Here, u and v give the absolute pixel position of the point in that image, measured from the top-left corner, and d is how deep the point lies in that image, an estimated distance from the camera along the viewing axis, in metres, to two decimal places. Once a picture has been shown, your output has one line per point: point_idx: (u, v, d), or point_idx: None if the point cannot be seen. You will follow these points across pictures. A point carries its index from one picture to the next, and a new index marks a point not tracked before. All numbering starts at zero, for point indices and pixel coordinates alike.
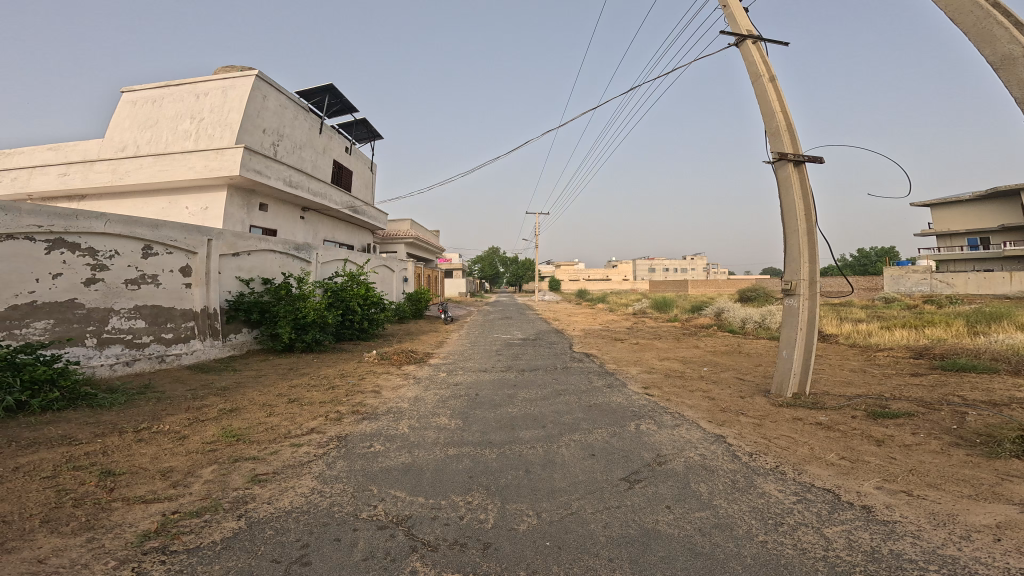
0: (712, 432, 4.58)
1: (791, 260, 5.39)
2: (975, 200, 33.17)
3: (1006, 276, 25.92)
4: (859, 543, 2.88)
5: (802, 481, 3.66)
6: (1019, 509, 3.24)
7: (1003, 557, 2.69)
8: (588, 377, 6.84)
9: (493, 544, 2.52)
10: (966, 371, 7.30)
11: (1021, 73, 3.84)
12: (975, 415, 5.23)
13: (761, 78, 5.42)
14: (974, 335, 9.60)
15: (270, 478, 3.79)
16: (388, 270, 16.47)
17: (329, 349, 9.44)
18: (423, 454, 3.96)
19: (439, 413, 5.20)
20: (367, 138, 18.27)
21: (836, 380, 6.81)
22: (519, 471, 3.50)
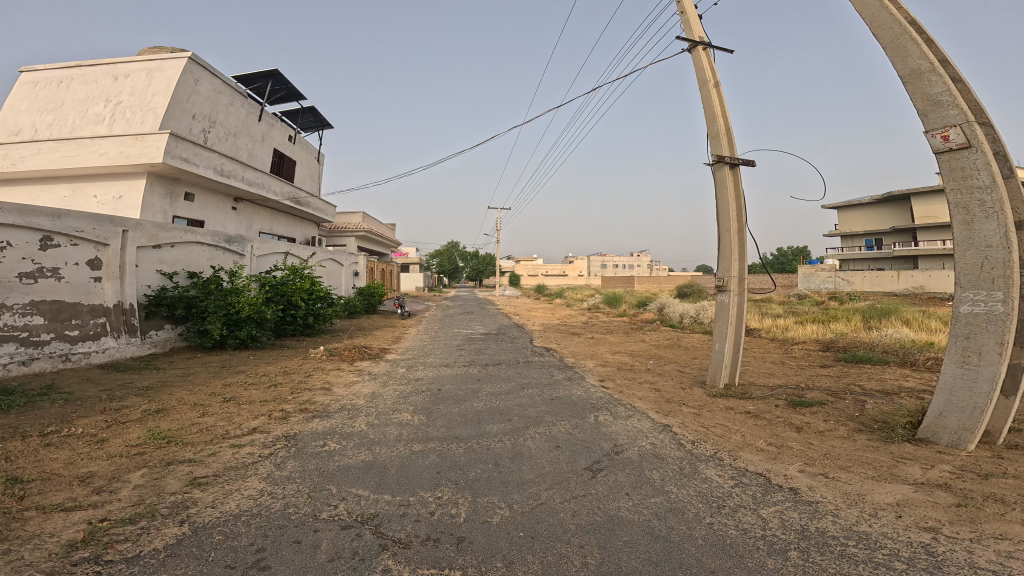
0: (661, 422, 4.81)
1: (725, 259, 5.70)
2: (873, 204, 35.98)
3: (895, 275, 28.36)
4: (790, 522, 3.13)
5: (737, 467, 3.92)
6: (914, 487, 3.62)
7: (907, 533, 3.00)
8: (549, 370, 6.97)
9: (467, 538, 2.61)
10: (863, 362, 7.99)
11: (926, 88, 4.37)
12: (873, 402, 5.76)
13: (706, 84, 5.70)
14: (870, 328, 10.53)
15: (211, 481, 3.67)
16: (336, 265, 16.08)
17: (269, 345, 9.11)
18: (385, 450, 4.00)
19: (401, 408, 5.18)
20: (315, 127, 17.59)
21: (761, 371, 7.29)
22: (488, 465, 3.57)
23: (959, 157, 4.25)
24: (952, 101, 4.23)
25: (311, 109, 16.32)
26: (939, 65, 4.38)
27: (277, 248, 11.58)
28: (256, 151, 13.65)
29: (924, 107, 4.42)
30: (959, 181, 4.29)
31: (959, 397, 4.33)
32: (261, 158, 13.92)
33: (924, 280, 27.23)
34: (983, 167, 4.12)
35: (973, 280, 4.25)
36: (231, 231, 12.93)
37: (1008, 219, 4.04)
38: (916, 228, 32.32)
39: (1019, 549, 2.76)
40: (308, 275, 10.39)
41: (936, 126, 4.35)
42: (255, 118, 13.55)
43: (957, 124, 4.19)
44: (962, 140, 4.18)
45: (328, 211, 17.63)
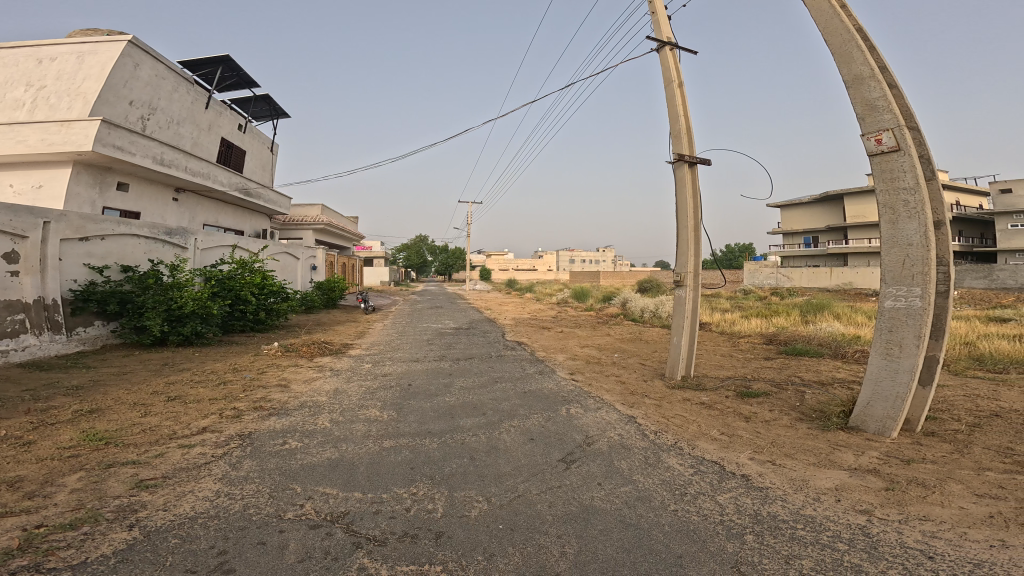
0: (626, 413, 4.94)
1: (682, 255, 5.86)
2: (810, 203, 37.62)
3: (828, 271, 29.80)
4: (744, 507, 3.26)
5: (695, 455, 4.07)
6: (850, 472, 3.83)
7: (845, 515, 3.17)
8: (521, 364, 7.01)
9: (446, 533, 2.83)
10: (803, 355, 8.38)
11: (866, 93, 4.61)
12: (812, 392, 6.07)
13: (669, 84, 5.84)
14: (807, 322, 11.07)
15: (159, 483, 3.49)
16: (291, 259, 15.69)
17: (215, 342, 8.78)
18: (351, 448, 4.04)
19: (367, 405, 5.11)
20: (267, 116, 17.02)
21: (712, 363, 7.57)
22: (464, 459, 3.82)
23: (889, 160, 4.51)
24: (887, 106, 4.48)
25: (264, 97, 15.74)
26: (878, 71, 4.62)
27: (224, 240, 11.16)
28: (202, 140, 13.10)
29: (862, 111, 4.66)
30: (887, 183, 4.56)
31: (883, 387, 4.61)
32: (207, 147, 13.37)
33: (852, 277, 28.75)
34: (910, 170, 4.39)
35: (896, 277, 4.52)
36: (171, 223, 12.36)
37: (929, 219, 4.32)
38: (847, 227, 34.03)
39: (942, 529, 2.97)
40: (258, 269, 10.06)
41: (870, 130, 4.60)
42: (202, 106, 13.00)
43: (889, 128, 4.45)
44: (893, 143, 4.44)
45: (281, 202, 17.13)
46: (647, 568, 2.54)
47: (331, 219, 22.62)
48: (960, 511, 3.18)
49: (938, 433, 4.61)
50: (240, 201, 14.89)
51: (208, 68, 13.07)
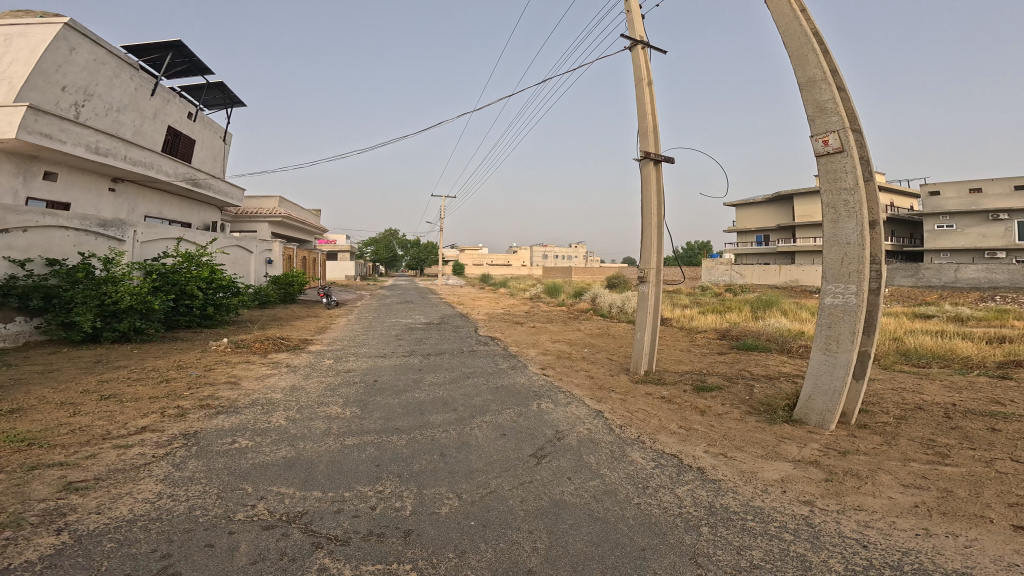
0: (595, 408, 5.01)
1: (645, 251, 5.98)
2: (761, 203, 38.82)
3: (778, 269, 30.81)
4: (700, 499, 3.34)
5: (655, 449, 4.15)
6: (793, 464, 3.97)
7: (789, 506, 3.29)
8: (494, 359, 6.98)
9: (414, 531, 2.79)
10: (752, 349, 8.64)
11: (818, 95, 4.77)
12: (760, 386, 6.28)
13: (639, 83, 5.93)
14: (757, 318, 11.45)
15: (91, 485, 3.24)
16: (244, 253, 15.18)
17: (157, 338, 8.40)
18: (310, 447, 3.94)
19: (327, 402, 5.00)
20: (221, 104, 16.38)
21: (672, 358, 7.74)
22: (433, 456, 3.79)
23: (834, 161, 4.68)
24: (835, 108, 4.65)
25: (218, 85, 15.14)
26: (829, 75, 4.80)
27: (168, 233, 10.72)
28: (145, 128, 12.53)
29: (812, 113, 4.82)
30: (831, 183, 4.74)
31: (823, 381, 4.79)
32: (151, 136, 12.79)
33: (798, 274, 29.84)
34: (852, 171, 4.58)
35: (835, 275, 4.70)
36: (106, 214, 11.74)
37: (865, 219, 4.51)
38: (795, 227, 35.28)
39: (874, 519, 3.11)
40: (207, 264, 9.70)
41: (818, 132, 4.76)
42: (146, 93, 12.42)
43: (836, 130, 4.62)
44: (838, 145, 4.62)
45: (232, 194, 16.55)
46: (615, 562, 2.57)
47: (289, 211, 21.96)
48: (889, 500, 3.34)
49: (869, 425, 4.85)
50: (187, 192, 14.31)
51: (157, 53, 12.48)
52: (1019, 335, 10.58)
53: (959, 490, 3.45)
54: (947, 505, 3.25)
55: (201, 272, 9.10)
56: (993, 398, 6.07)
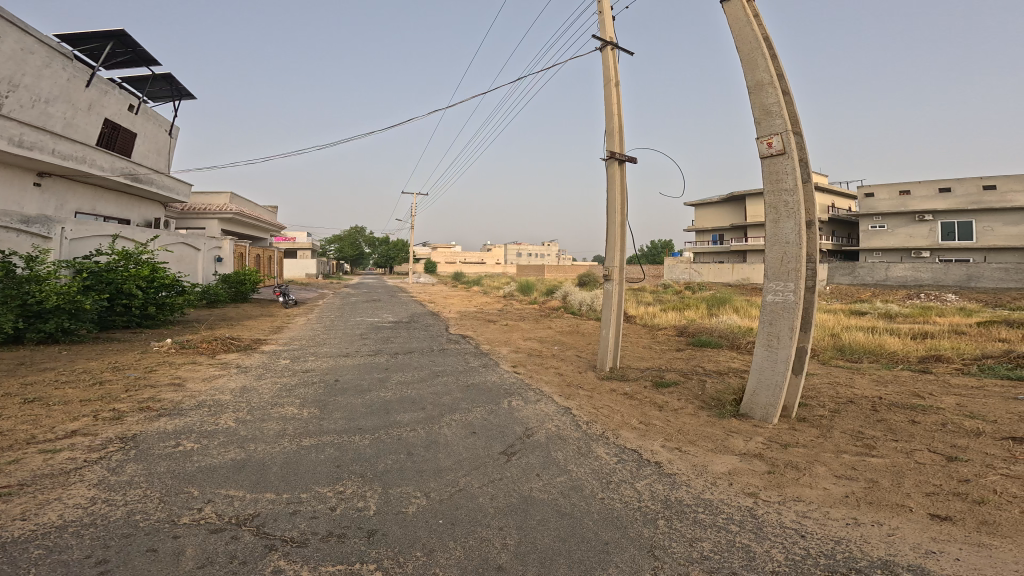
0: (563, 405, 5.01)
1: (609, 250, 6.01)
2: (715, 203, 39.79)
3: (729, 266, 31.45)
4: (657, 493, 3.36)
5: (618, 444, 4.16)
6: (740, 457, 4.03)
7: (734, 497, 3.33)
8: (464, 358, 6.88)
9: (378, 531, 2.69)
10: (706, 346, 8.79)
11: (764, 99, 4.85)
12: (712, 381, 6.40)
13: (606, 84, 5.92)
14: (712, 315, 11.71)
15: (17, 492, 2.99)
16: (190, 249, 14.53)
17: (89, 339, 7.89)
18: (263, 448, 3.77)
19: (283, 402, 4.81)
20: (165, 96, 15.59)
21: (635, 355, 7.82)
22: (400, 454, 3.70)
23: (776, 163, 4.79)
24: (779, 112, 4.74)
25: (164, 77, 14.42)
26: (776, 80, 4.88)
27: (101, 230, 10.20)
28: (79, 121, 11.83)
29: (758, 115, 4.90)
30: (772, 184, 4.84)
31: (764, 376, 4.91)
32: (86, 130, 12.11)
33: (749, 272, 30.65)
34: (793, 173, 4.69)
35: (775, 273, 4.82)
36: (31, 210, 11.02)
37: (802, 219, 4.62)
38: (747, 226, 36.30)
39: (810, 509, 3.18)
40: (147, 261, 9.21)
41: (763, 134, 4.86)
42: (81, 83, 11.73)
43: (778, 132, 4.72)
44: (781, 148, 4.71)
45: (177, 189, 15.83)
46: (581, 556, 2.55)
47: (240, 207, 21.08)
48: (825, 491, 3.42)
49: (807, 419, 4.99)
50: (125, 187, 13.62)
51: (96, 42, 11.78)
52: (941, 331, 11.18)
53: (884, 480, 3.56)
54: (873, 495, 3.36)
55: (139, 270, 8.60)
56: (915, 392, 6.34)
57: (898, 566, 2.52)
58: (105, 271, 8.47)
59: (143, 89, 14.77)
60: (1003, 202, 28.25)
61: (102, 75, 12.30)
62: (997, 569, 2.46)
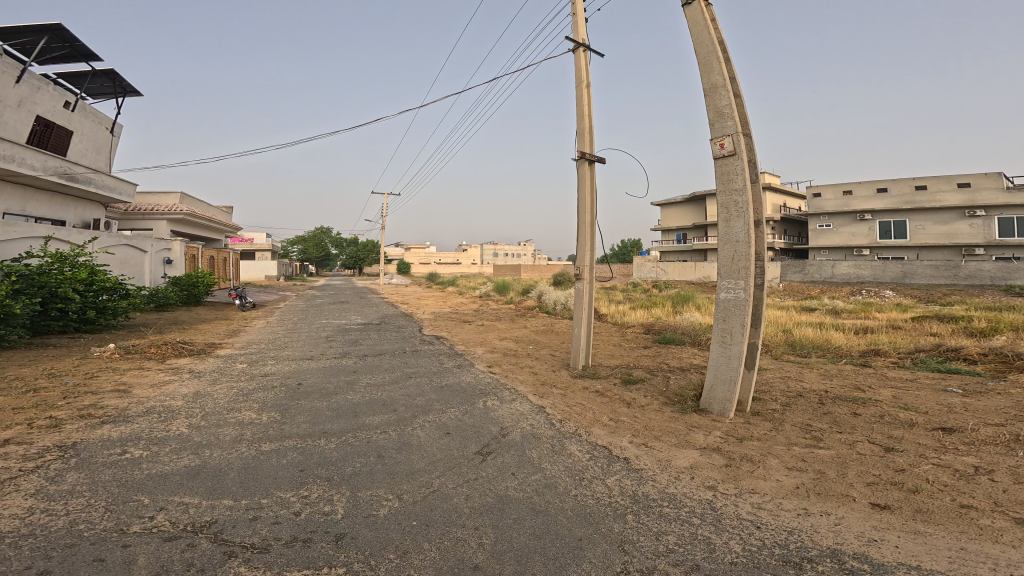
0: (537, 404, 4.91)
1: (579, 249, 5.94)
2: (678, 203, 40.40)
3: (693, 265, 32.02)
4: (628, 489, 3.28)
5: (590, 441, 4.08)
6: (700, 451, 3.98)
7: (692, 491, 3.28)
8: (438, 358, 6.72)
9: (347, 534, 2.53)
10: (672, 343, 8.82)
11: (717, 102, 4.84)
12: (674, 377, 6.39)
13: (577, 85, 5.82)
14: (676, 312, 11.81)
15: None
16: (131, 249, 13.77)
17: (24, 344, 7.39)
18: (219, 453, 3.55)
19: (240, 407, 4.57)
20: (105, 93, 14.83)
21: (606, 352, 7.78)
22: (370, 457, 3.53)
23: (727, 164, 4.78)
24: (731, 114, 4.73)
25: (105, 73, 13.72)
26: (730, 82, 4.87)
27: (31, 231, 9.64)
28: (7, 118, 11.13)
29: (711, 117, 4.89)
30: (723, 184, 4.84)
31: (718, 372, 4.92)
32: (15, 128, 11.40)
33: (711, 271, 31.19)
34: (741, 173, 4.68)
35: (728, 270, 4.81)
36: None
37: (750, 218, 4.64)
38: (707, 226, 36.96)
39: (763, 501, 3.15)
40: (85, 264, 8.70)
41: (715, 136, 4.86)
42: (10, 79, 11.04)
43: (730, 133, 4.72)
44: (732, 149, 4.71)
45: (118, 189, 15.09)
46: (556, 553, 2.45)
47: (191, 208, 20.17)
48: (777, 482, 3.40)
49: (761, 412, 5.01)
50: (59, 187, 12.89)
51: (30, 36, 11.10)
52: (880, 326, 11.54)
53: (829, 471, 3.57)
54: (820, 485, 3.35)
55: (78, 273, 8.11)
56: (855, 385, 6.47)
57: (844, 555, 2.50)
58: (37, 273, 7.99)
59: (82, 85, 14.00)
60: (933, 202, 29.47)
61: (34, 70, 11.61)
62: (933, 556, 2.47)
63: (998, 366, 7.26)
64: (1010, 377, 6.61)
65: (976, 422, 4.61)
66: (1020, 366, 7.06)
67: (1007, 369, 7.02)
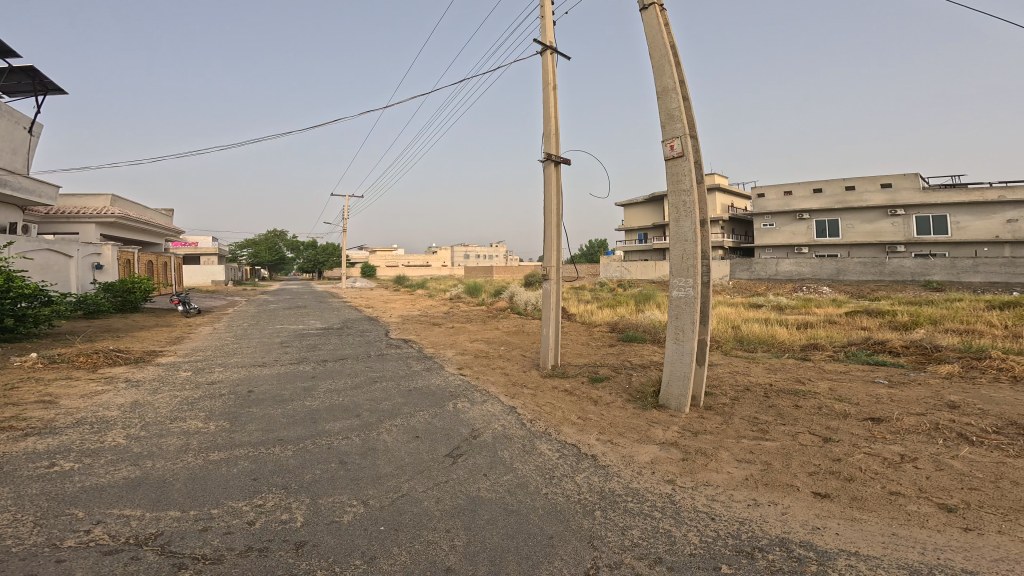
0: (509, 404, 4.78)
1: (547, 249, 5.81)
2: (639, 204, 40.91)
3: (654, 265, 32.45)
4: (598, 486, 3.16)
5: (560, 440, 3.96)
6: (661, 446, 3.90)
7: (653, 486, 3.18)
8: (406, 362, 6.51)
9: (308, 541, 2.33)
10: (635, 341, 8.80)
11: (667, 104, 4.79)
12: (635, 374, 6.32)
13: (544, 86, 5.67)
14: (640, 310, 11.84)
15: None
16: (51, 253, 12.96)
17: None
18: (163, 464, 3.27)
19: (187, 416, 4.27)
20: (26, 91, 13.94)
21: (574, 351, 7.69)
22: (332, 463, 3.31)
23: (676, 165, 4.75)
24: (681, 116, 4.69)
25: (25, 70, 12.89)
26: (681, 85, 4.81)
27: None
28: None
29: (662, 119, 4.84)
30: (673, 185, 4.80)
31: (673, 368, 4.87)
32: None
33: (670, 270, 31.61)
34: (688, 175, 4.65)
35: (678, 268, 4.75)
36: None
37: (697, 217, 4.59)
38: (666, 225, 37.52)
39: (717, 492, 3.08)
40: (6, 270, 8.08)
41: (665, 137, 4.82)
42: None
43: (679, 135, 4.68)
44: (680, 151, 4.67)
45: (40, 192, 14.20)
46: (531, 553, 2.31)
47: (123, 210, 19.18)
48: (731, 475, 3.34)
49: (714, 406, 4.99)
50: None
51: None
52: (820, 321, 11.81)
53: (776, 462, 3.52)
54: (768, 476, 3.30)
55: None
56: (797, 378, 6.57)
57: (793, 544, 2.44)
58: None
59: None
60: (860, 202, 30.61)
61: None
62: (869, 542, 2.43)
63: (920, 357, 7.49)
64: (932, 368, 6.80)
65: (899, 412, 4.68)
66: (938, 357, 7.30)
67: (927, 361, 7.26)
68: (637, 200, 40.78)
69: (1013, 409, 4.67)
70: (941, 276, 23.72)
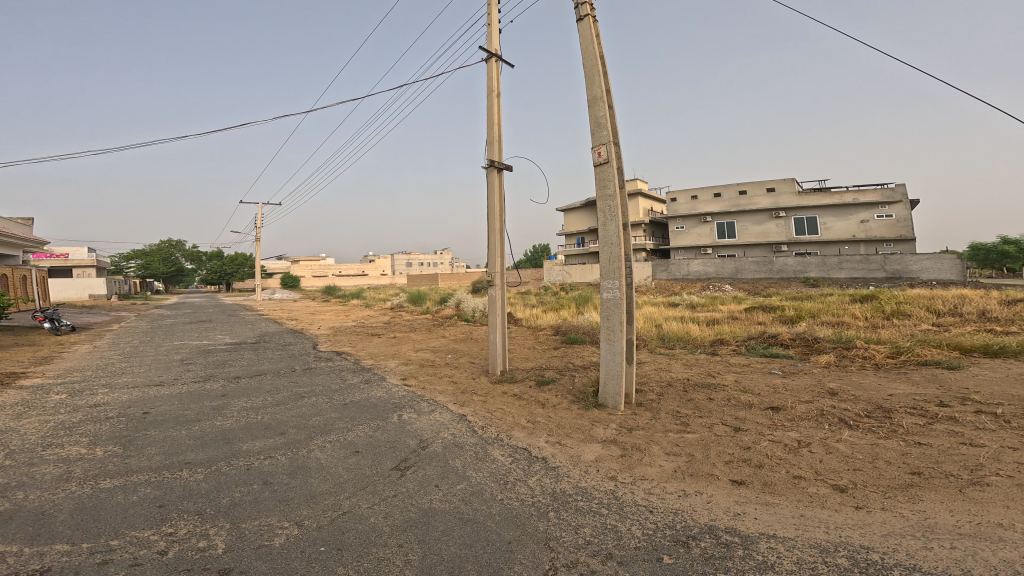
0: (459, 412, 4.78)
1: (493, 253, 5.85)
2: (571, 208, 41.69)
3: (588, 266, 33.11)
4: (546, 487, 3.21)
5: (511, 445, 4.00)
6: (603, 445, 4.01)
7: (594, 484, 3.26)
8: (339, 375, 6.34)
9: (236, 569, 2.25)
10: (577, 343, 8.97)
11: (594, 112, 4.94)
12: (576, 375, 6.44)
13: (488, 94, 5.71)
14: (579, 313, 12.06)
15: None
16: None
17: None
18: (39, 494, 3.03)
19: (58, 443, 3.97)
20: None
21: (521, 356, 7.75)
22: (254, 485, 3.20)
23: (603, 171, 4.90)
24: (607, 124, 4.85)
25: None
26: (608, 95, 4.98)
27: None
28: None
29: (591, 127, 4.99)
30: (599, 190, 4.95)
31: (605, 368, 5.01)
32: None
33: None
34: (613, 180, 4.80)
35: (605, 270, 4.89)
36: None
37: (619, 222, 4.75)
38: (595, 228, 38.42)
39: (652, 486, 3.20)
40: None
41: (593, 144, 4.97)
42: None
43: (604, 142, 4.84)
44: (605, 157, 4.82)
45: None
46: (488, 560, 2.33)
47: None
48: (664, 468, 3.47)
49: (645, 404, 5.16)
50: None
51: None
52: (727, 317, 12.42)
53: (697, 453, 3.70)
54: (693, 467, 3.45)
55: None
56: (708, 371, 6.90)
57: (720, 531, 2.57)
58: None
59: None
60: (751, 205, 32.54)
61: None
62: (784, 524, 2.59)
63: (804, 348, 8.04)
64: (813, 358, 7.30)
65: (793, 399, 5.01)
66: (818, 347, 7.89)
67: (811, 351, 7.80)
68: (574, 206, 41.66)
69: (878, 393, 5.09)
70: (816, 272, 26.12)
